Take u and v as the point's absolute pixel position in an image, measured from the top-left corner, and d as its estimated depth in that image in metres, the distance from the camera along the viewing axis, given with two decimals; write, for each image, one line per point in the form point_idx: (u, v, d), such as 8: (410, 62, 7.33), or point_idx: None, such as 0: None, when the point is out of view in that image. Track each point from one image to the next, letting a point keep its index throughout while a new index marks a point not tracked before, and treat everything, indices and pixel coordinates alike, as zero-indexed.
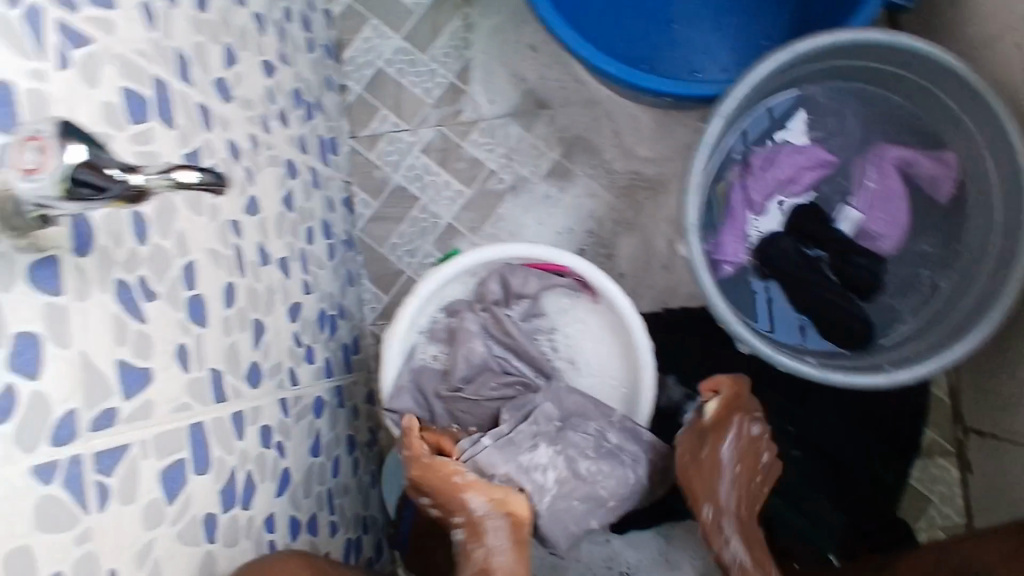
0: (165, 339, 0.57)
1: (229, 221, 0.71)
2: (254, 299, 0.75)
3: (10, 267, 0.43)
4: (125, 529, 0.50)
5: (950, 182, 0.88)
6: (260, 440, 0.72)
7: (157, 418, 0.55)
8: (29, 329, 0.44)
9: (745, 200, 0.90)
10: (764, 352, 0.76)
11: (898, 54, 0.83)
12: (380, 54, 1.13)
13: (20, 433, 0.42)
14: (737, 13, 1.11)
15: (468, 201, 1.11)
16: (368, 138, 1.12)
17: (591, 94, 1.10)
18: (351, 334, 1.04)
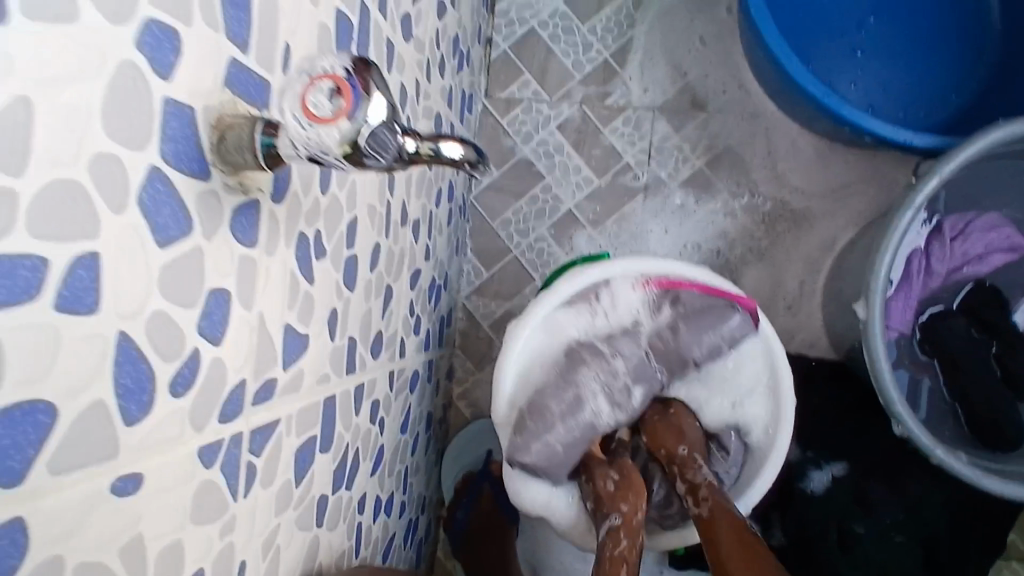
0: (322, 302, 0.51)
1: (386, 176, 0.64)
2: (389, 263, 0.68)
3: (218, 210, 0.36)
4: (261, 516, 0.44)
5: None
6: (369, 415, 0.66)
7: (304, 391, 0.49)
8: (223, 286, 0.36)
9: (926, 268, 0.81)
10: (923, 442, 0.71)
11: None
12: (535, 12, 1.03)
13: (195, 411, 0.35)
14: (931, 56, 1.02)
15: (595, 191, 1.03)
16: (503, 101, 1.04)
17: (754, 105, 1.01)
18: (448, 306, 0.98)
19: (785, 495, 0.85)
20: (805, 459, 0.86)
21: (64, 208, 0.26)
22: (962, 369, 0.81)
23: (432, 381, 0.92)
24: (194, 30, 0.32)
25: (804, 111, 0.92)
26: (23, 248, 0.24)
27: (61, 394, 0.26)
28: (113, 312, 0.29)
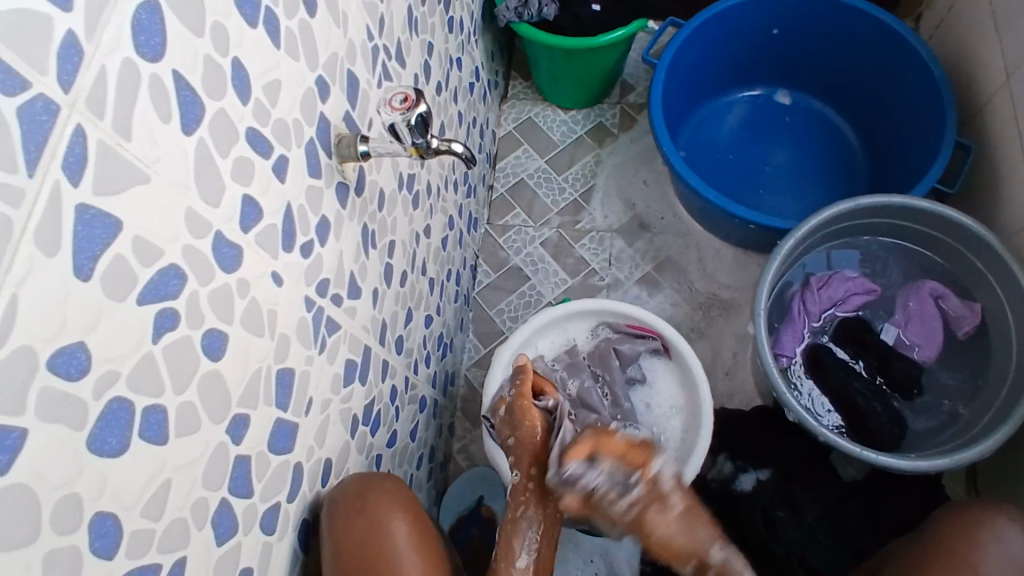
0: (371, 278, 0.81)
1: (414, 231, 0.97)
2: (412, 292, 0.98)
3: (331, 177, 0.68)
4: (322, 378, 0.69)
5: (972, 321, 1.03)
6: (390, 395, 0.91)
7: (354, 324, 0.77)
8: (327, 218, 0.67)
9: (802, 310, 1.10)
10: (810, 423, 0.94)
11: (943, 222, 1.02)
12: (525, 169, 1.45)
13: (307, 272, 0.64)
14: (819, 192, 1.37)
15: (570, 288, 1.35)
16: (500, 226, 1.41)
17: (685, 228, 1.37)
18: (453, 367, 1.24)
19: (723, 498, 1.06)
20: (736, 467, 1.07)
21: (282, 134, 0.58)
22: (842, 384, 1.05)
23: (437, 419, 1.15)
24: (334, 91, 0.68)
25: (719, 220, 1.27)
26: (266, 132, 0.55)
27: (263, 205, 0.55)
28: (286, 189, 0.59)
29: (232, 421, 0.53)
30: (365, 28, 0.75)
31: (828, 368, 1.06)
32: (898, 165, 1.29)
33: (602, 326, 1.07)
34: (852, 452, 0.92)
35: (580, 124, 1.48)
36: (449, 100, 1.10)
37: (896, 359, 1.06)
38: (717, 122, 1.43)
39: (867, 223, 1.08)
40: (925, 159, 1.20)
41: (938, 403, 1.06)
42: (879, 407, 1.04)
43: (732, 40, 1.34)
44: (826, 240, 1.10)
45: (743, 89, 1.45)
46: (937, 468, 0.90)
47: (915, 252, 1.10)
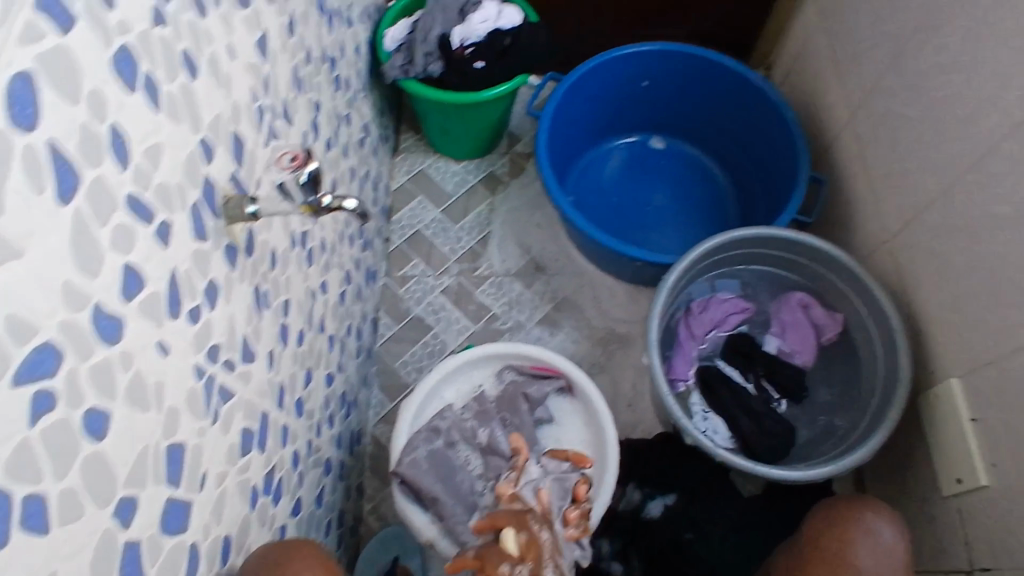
0: (266, 341, 0.78)
1: (310, 289, 0.95)
2: (311, 351, 0.95)
3: (219, 239, 0.67)
4: (217, 449, 0.66)
5: (833, 330, 1.15)
6: (291, 460, 0.87)
7: (250, 389, 0.74)
8: (214, 281, 0.66)
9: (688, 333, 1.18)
10: (706, 445, 1.00)
11: (805, 249, 1.14)
12: (421, 220, 1.47)
13: (196, 339, 0.62)
14: (697, 228, 1.48)
15: (473, 334, 1.37)
16: (399, 278, 1.41)
17: (579, 268, 1.43)
18: (358, 425, 1.20)
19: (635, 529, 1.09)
20: (644, 494, 1.11)
21: (167, 197, 0.57)
22: (729, 401, 1.12)
23: (344, 481, 1.11)
24: (220, 153, 0.67)
25: (609, 259, 1.34)
26: (148, 197, 0.53)
27: (147, 272, 0.54)
28: (171, 254, 0.58)
29: (120, 505, 0.50)
30: (250, 89, 0.75)
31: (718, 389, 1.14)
32: (762, 201, 1.43)
33: (507, 370, 1.09)
34: (751, 469, 0.98)
35: (472, 174, 1.53)
36: (340, 155, 1.11)
37: (782, 368, 1.16)
38: (601, 167, 1.52)
39: (741, 254, 1.18)
40: (784, 195, 1.33)
41: (815, 420, 1.16)
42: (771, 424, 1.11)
43: (608, 93, 1.44)
44: (706, 271, 1.18)
45: (622, 136, 1.55)
46: (822, 476, 0.98)
47: (785, 277, 1.21)
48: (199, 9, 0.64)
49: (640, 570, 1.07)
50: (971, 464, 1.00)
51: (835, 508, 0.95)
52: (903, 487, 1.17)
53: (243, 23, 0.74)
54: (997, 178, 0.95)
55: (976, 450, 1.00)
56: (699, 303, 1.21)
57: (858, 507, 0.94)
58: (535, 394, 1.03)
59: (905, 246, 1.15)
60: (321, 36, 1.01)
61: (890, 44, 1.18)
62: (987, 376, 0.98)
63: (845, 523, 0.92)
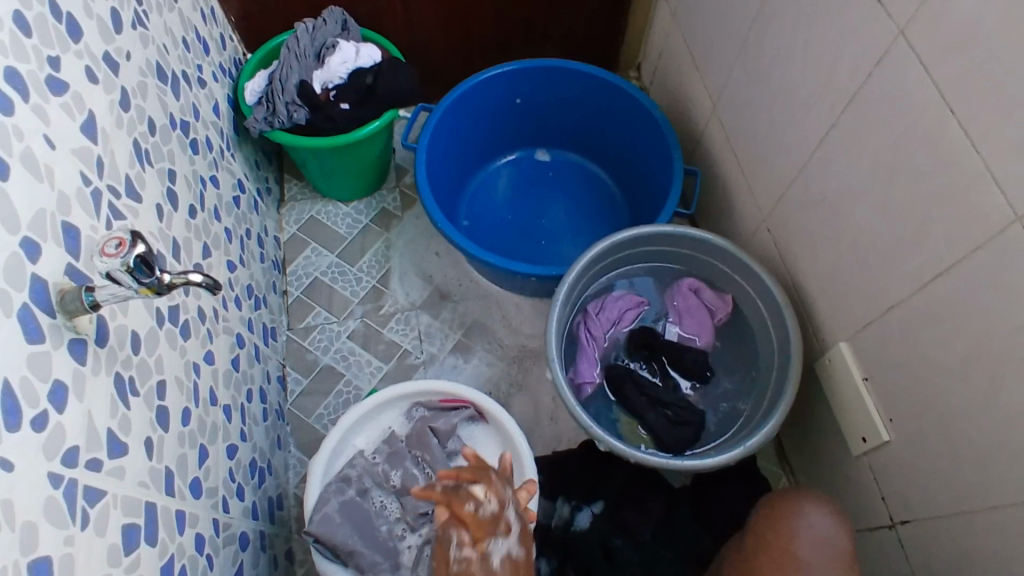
0: (140, 428, 0.75)
1: (191, 362, 0.92)
2: (202, 427, 0.92)
3: (60, 335, 0.63)
4: (95, 555, 0.62)
5: (725, 309, 1.20)
6: (194, 544, 0.83)
7: (127, 482, 0.70)
8: (62, 379, 0.61)
9: (589, 336, 1.19)
10: (621, 449, 1.02)
11: (686, 240, 1.18)
12: (317, 267, 1.44)
13: (48, 444, 0.58)
14: (590, 232, 1.51)
15: (386, 374, 1.35)
16: (302, 329, 1.37)
17: (484, 290, 1.44)
18: (277, 490, 1.16)
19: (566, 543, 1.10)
20: (572, 507, 1.12)
21: None
22: (638, 397, 1.15)
23: (267, 551, 1.06)
24: (48, 246, 0.64)
25: (508, 277, 1.35)
26: None
27: None
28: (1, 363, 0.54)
29: None
30: (80, 173, 0.72)
31: (626, 390, 1.16)
32: (647, 197, 1.47)
33: (417, 407, 1.07)
34: (667, 466, 1.00)
35: (364, 213, 1.51)
36: (209, 219, 1.08)
37: (686, 354, 1.19)
38: (490, 188, 1.54)
39: (628, 253, 1.21)
40: (664, 189, 1.38)
41: (717, 406, 1.20)
42: (682, 414, 1.14)
43: (484, 115, 1.46)
44: (598, 274, 1.21)
45: (506, 153, 1.58)
46: (734, 458, 1.02)
47: (674, 270, 1.25)
48: (5, 109, 0.62)
49: None
50: (870, 421, 1.05)
51: (781, 499, 0.93)
52: (819, 453, 1.21)
53: (61, 109, 0.71)
54: (837, 149, 1.01)
55: (872, 407, 1.04)
56: (595, 305, 1.23)
57: (800, 494, 0.92)
58: (442, 427, 1.03)
59: (778, 222, 1.20)
60: (165, 103, 0.98)
61: (731, 36, 1.24)
62: (866, 335, 1.03)
63: (787, 512, 0.91)
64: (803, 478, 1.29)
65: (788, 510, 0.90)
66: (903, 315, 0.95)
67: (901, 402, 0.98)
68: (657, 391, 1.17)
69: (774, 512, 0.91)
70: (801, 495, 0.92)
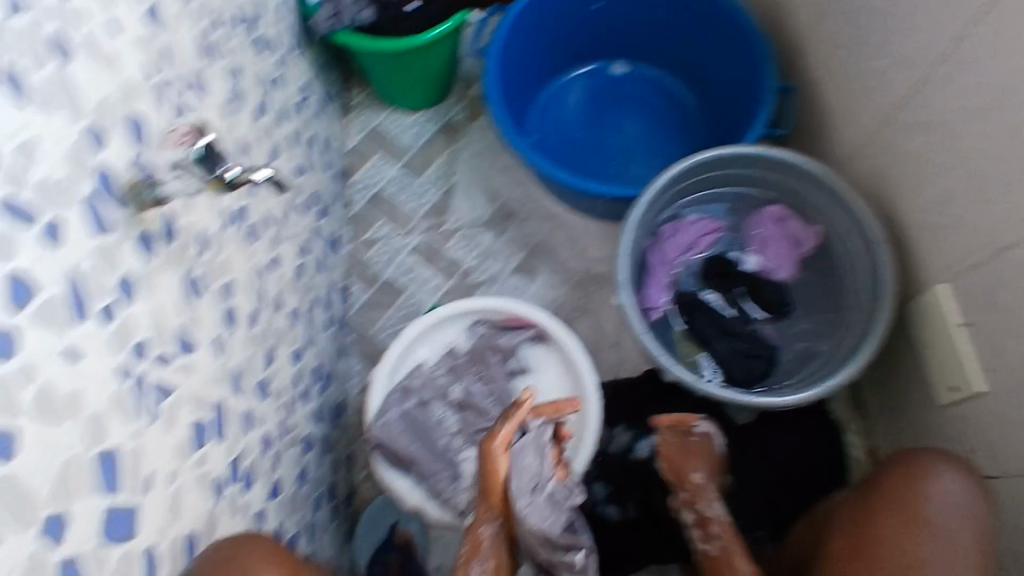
0: (208, 327, 0.75)
1: (259, 266, 0.92)
2: (269, 331, 0.92)
3: (129, 228, 0.62)
4: (165, 448, 0.63)
5: (812, 241, 1.12)
6: (261, 443, 0.85)
7: (196, 380, 0.70)
8: (132, 272, 0.62)
9: (660, 260, 1.12)
10: (689, 381, 0.98)
11: (777, 164, 1.08)
12: (381, 178, 1.41)
13: (119, 336, 0.59)
14: (666, 153, 1.41)
15: (448, 291, 1.33)
16: (366, 242, 1.36)
17: (549, 210, 1.38)
18: (340, 397, 1.19)
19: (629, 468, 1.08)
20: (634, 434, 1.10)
21: (48, 193, 0.53)
22: (709, 327, 1.10)
23: (330, 454, 1.10)
24: (112, 136, 0.62)
25: (576, 197, 1.28)
26: (26, 198, 0.51)
27: (38, 277, 0.51)
28: (69, 253, 0.54)
29: (47, 523, 0.48)
30: (144, 63, 0.69)
31: (697, 320, 1.10)
32: (732, 117, 1.35)
33: (478, 323, 1.04)
34: (739, 401, 0.95)
35: (429, 124, 1.46)
36: (276, 122, 1.05)
37: (764, 284, 1.13)
38: (562, 101, 1.45)
39: (709, 175, 1.12)
40: (753, 108, 1.26)
41: (791, 344, 1.12)
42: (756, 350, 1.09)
43: (559, 20, 1.35)
44: (676, 197, 1.13)
45: (581, 64, 1.47)
46: (810, 399, 0.96)
47: (758, 197, 1.15)
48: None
49: (636, 509, 1.06)
50: (964, 369, 0.97)
51: (910, 457, 0.84)
52: (903, 398, 1.14)
53: None
54: (964, 64, 0.89)
55: (968, 353, 0.97)
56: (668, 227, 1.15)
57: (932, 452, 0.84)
58: (505, 344, 1.01)
59: (883, 148, 1.09)
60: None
61: None
62: (972, 277, 0.94)
63: (918, 471, 0.82)
64: (878, 422, 1.22)
65: (917, 467, 0.82)
66: (1021, 256, 0.85)
67: (1007, 353, 0.90)
68: (729, 322, 1.11)
69: (904, 469, 0.83)
70: (934, 455, 0.83)
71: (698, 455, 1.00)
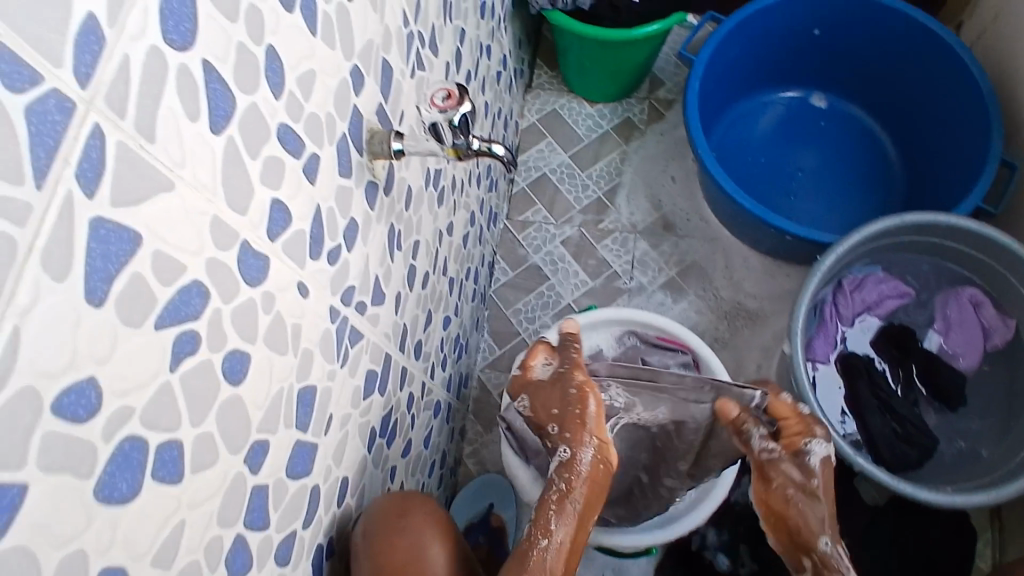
0: (394, 282, 0.75)
1: (438, 229, 0.92)
2: (432, 293, 0.93)
3: (361, 176, 0.63)
4: (344, 394, 0.63)
5: (1004, 335, 1.00)
6: (406, 401, 0.85)
7: (376, 332, 0.71)
8: (355, 220, 0.62)
9: (835, 313, 1.04)
10: (844, 451, 0.88)
11: (997, 248, 0.97)
12: (547, 163, 1.40)
13: (334, 280, 0.59)
14: (851, 201, 1.31)
15: (591, 290, 1.30)
16: (520, 223, 1.36)
17: (712, 232, 1.32)
18: (467, 370, 1.19)
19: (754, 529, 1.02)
20: None
21: (315, 127, 0.53)
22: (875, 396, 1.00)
23: (450, 424, 1.10)
24: (366, 82, 0.62)
25: (747, 228, 1.21)
26: (297, 128, 0.50)
27: (293, 208, 0.50)
28: (316, 190, 0.53)
29: (251, 450, 0.48)
30: (402, 13, 0.69)
31: (859, 387, 1.01)
32: (938, 180, 1.24)
33: (629, 336, 1.01)
34: (890, 486, 0.86)
35: (606, 119, 1.43)
36: (478, 90, 1.05)
37: (941, 369, 1.02)
38: (751, 123, 1.37)
39: (911, 242, 1.03)
40: (968, 175, 1.15)
41: (952, 442, 1.01)
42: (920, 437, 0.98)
43: (770, 38, 1.28)
44: (869, 253, 1.05)
45: (780, 89, 1.39)
46: (972, 505, 0.85)
47: (959, 277, 1.04)
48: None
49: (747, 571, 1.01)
50: None
51: None
52: None
53: None
54: None
55: None
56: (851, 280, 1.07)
57: None
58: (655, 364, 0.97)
59: None
60: None
61: None
62: None
63: None
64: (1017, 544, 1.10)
65: None
66: None
67: None
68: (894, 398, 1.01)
69: None
70: None
71: (806, 495, 0.71)
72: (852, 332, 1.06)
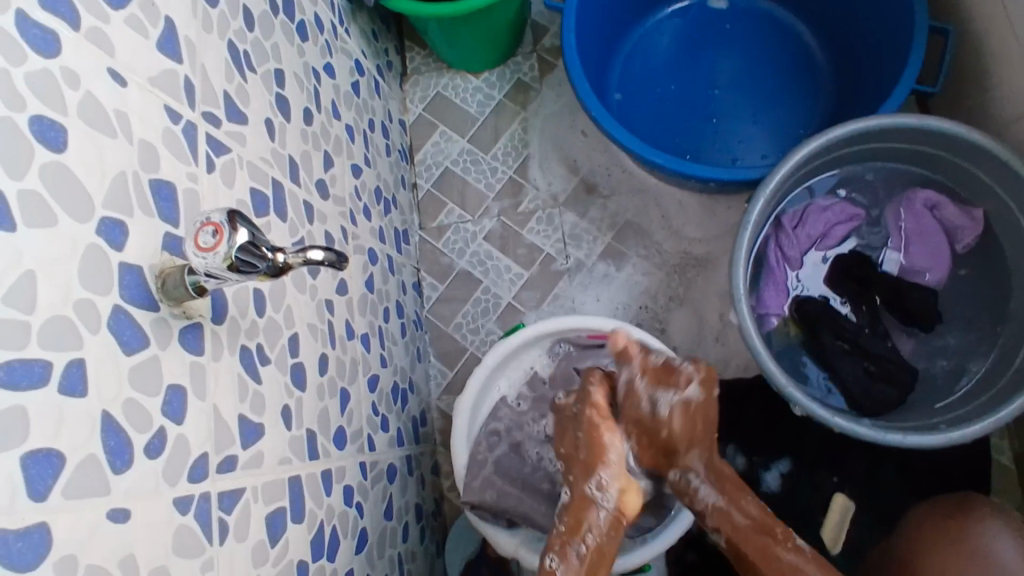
0: (275, 399, 0.67)
1: (324, 300, 0.82)
2: (342, 369, 0.84)
3: (168, 330, 0.52)
4: (239, 566, 0.57)
5: (973, 232, 0.95)
6: (344, 498, 0.79)
7: (266, 469, 0.63)
8: (178, 383, 0.52)
9: (782, 258, 1.00)
10: (821, 416, 0.83)
11: (932, 136, 0.91)
12: (447, 155, 1.27)
13: (167, 468, 0.50)
14: (775, 107, 1.19)
15: (528, 280, 1.21)
16: (435, 229, 1.25)
17: (638, 182, 1.22)
18: (419, 407, 1.12)
19: (752, 504, 1.01)
20: (754, 465, 1.02)
21: (60, 331, 0.42)
22: (839, 332, 0.97)
23: (415, 473, 1.04)
24: (134, 219, 0.50)
25: (671, 179, 1.11)
26: (35, 354, 0.40)
27: (62, 444, 0.42)
28: (96, 398, 0.45)
29: None
30: (165, 109, 0.56)
31: (820, 335, 0.97)
32: (864, 59, 1.12)
33: (560, 342, 0.98)
34: (877, 440, 0.82)
35: (497, 86, 1.29)
36: (329, 120, 0.93)
37: (908, 290, 0.97)
38: (651, 48, 1.24)
39: (842, 153, 0.97)
40: (893, 50, 1.03)
41: (934, 362, 0.98)
42: (896, 361, 0.95)
43: None
44: (803, 178, 0.98)
45: (671, 1, 1.24)
46: (973, 437, 0.80)
47: (903, 171, 1.00)
48: (71, 24, 0.47)
49: None
50: None
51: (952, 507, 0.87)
52: None
53: (127, 26, 0.53)
54: None
55: None
56: (792, 215, 1.01)
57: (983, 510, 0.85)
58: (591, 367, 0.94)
59: None
60: None
61: None
62: None
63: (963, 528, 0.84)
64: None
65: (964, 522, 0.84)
66: None
67: None
68: (860, 328, 0.98)
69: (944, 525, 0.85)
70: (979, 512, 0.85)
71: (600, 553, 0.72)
72: (803, 270, 1.02)
